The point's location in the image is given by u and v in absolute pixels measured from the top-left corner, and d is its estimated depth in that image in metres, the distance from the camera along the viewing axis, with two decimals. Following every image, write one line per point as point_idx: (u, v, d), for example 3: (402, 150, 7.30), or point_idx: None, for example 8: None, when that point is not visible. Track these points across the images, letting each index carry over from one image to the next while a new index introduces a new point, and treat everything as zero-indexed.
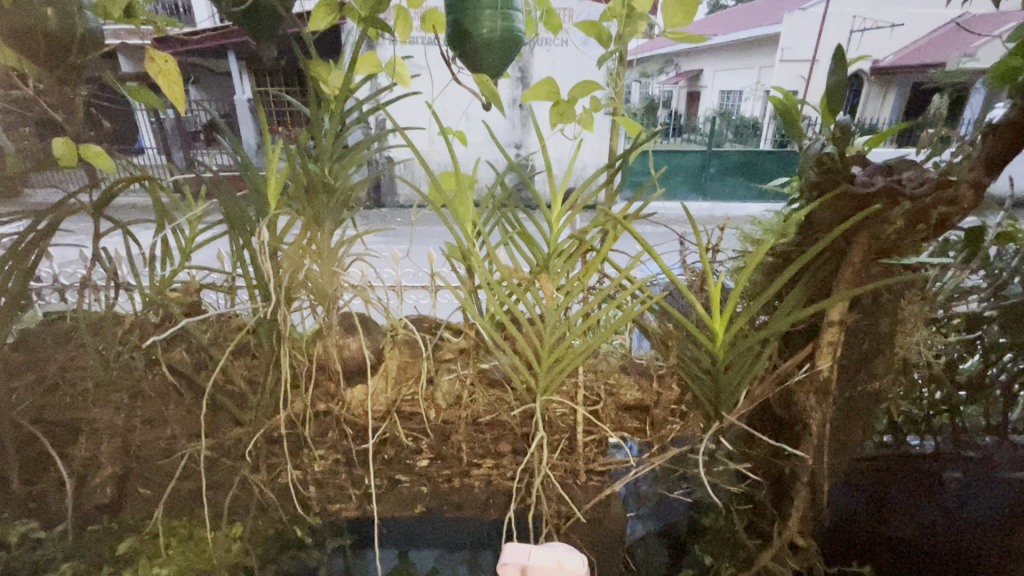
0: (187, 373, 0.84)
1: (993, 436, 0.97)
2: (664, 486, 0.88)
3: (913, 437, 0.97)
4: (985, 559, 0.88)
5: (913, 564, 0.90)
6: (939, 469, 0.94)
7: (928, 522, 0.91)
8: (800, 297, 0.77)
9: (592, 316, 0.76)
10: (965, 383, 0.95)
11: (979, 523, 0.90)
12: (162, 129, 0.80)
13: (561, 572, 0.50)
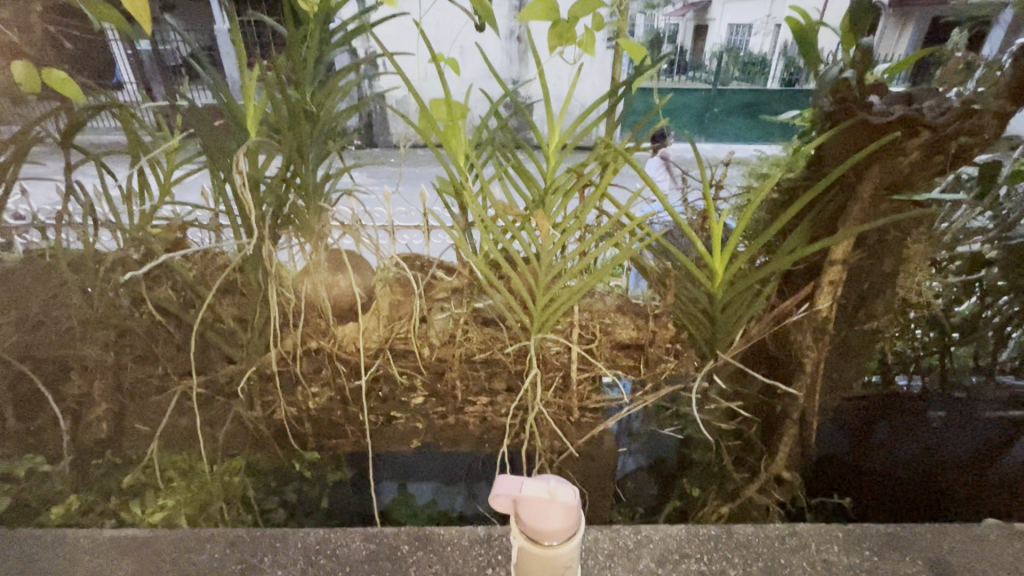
0: (174, 312, 0.81)
1: (979, 376, 0.97)
2: (656, 423, 0.88)
3: (901, 377, 0.95)
4: (955, 491, 0.93)
5: (888, 495, 0.94)
6: (924, 408, 0.96)
7: (907, 457, 0.94)
8: (805, 234, 0.74)
9: (589, 254, 0.74)
10: (959, 324, 0.93)
11: (954, 456, 0.95)
12: (139, 61, 0.72)
13: (552, 505, 0.47)
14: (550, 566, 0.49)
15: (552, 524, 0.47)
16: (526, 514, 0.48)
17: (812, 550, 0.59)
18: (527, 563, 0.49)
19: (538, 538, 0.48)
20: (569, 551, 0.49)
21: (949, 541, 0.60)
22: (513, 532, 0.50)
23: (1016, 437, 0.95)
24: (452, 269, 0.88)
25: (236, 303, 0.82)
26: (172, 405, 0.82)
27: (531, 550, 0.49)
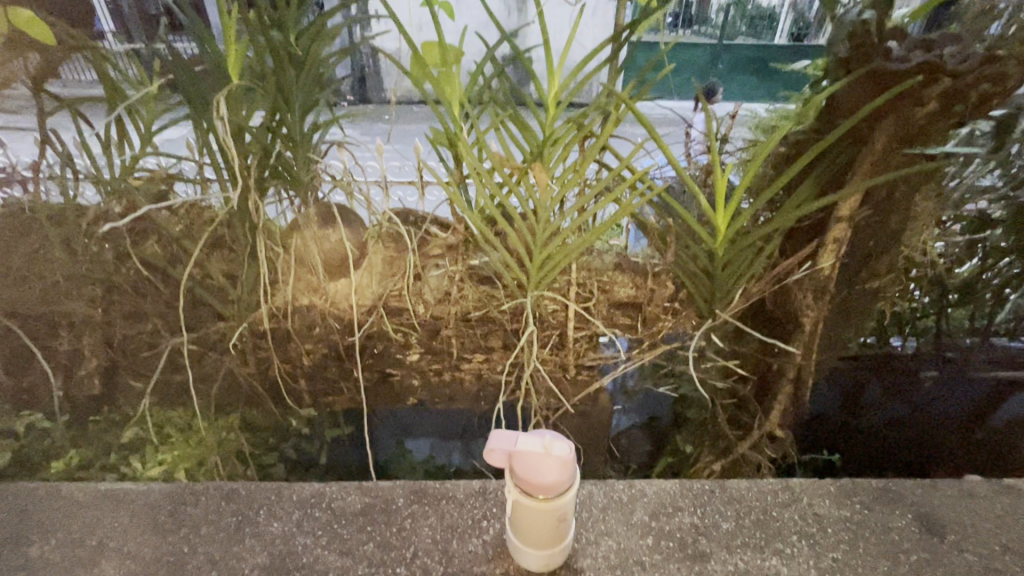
0: (161, 267, 0.79)
1: (976, 337, 0.95)
2: (651, 380, 0.87)
3: (896, 339, 0.92)
4: (938, 447, 0.96)
5: (876, 452, 0.96)
6: (917, 368, 0.95)
7: (897, 416, 0.95)
8: (812, 190, 0.72)
9: (589, 211, 0.71)
10: (956, 287, 0.89)
11: (940, 416, 0.96)
12: (120, 9, 0.66)
13: (547, 459, 0.47)
14: (543, 516, 0.49)
15: (546, 478, 0.47)
16: (521, 468, 0.48)
17: (804, 503, 0.59)
18: (520, 513, 0.50)
19: (531, 491, 0.48)
20: (562, 504, 0.49)
21: (940, 496, 0.60)
22: (507, 483, 0.50)
23: (1001, 397, 0.96)
24: (446, 224, 0.83)
25: (224, 259, 0.79)
26: (164, 361, 0.81)
27: (525, 501, 0.49)
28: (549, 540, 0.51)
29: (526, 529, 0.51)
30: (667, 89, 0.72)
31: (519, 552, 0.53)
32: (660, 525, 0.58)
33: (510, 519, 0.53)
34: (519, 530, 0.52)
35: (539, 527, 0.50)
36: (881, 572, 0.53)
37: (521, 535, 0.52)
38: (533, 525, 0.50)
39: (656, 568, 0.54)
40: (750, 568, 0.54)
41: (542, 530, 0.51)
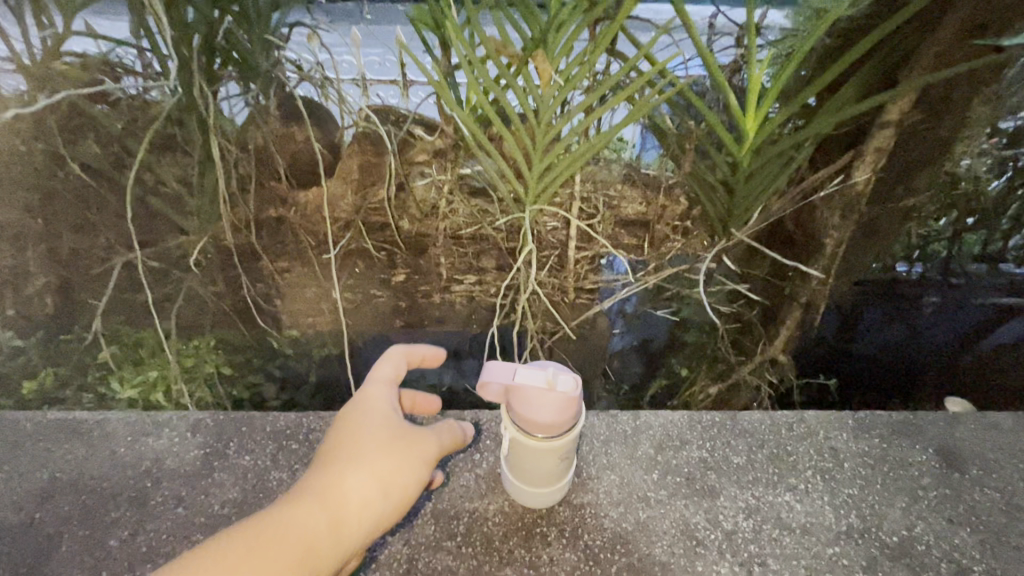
0: (104, 171, 0.68)
1: (981, 264, 0.87)
2: (651, 304, 0.82)
3: (901, 264, 0.85)
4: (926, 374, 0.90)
5: (867, 378, 0.89)
6: (921, 293, 0.87)
7: (893, 340, 0.89)
8: (856, 90, 0.63)
9: (598, 111, 0.61)
10: (980, 209, 0.80)
11: (937, 341, 0.90)
12: None
13: (550, 395, 0.41)
14: (542, 454, 0.45)
15: (547, 415, 0.42)
16: (518, 405, 0.43)
17: (821, 437, 0.57)
18: (518, 450, 0.46)
19: (530, 429, 0.43)
20: (564, 442, 0.44)
21: (962, 429, 0.59)
22: (505, 420, 0.45)
23: (1002, 320, 0.89)
24: (434, 126, 0.71)
25: (175, 163, 0.68)
26: (117, 279, 0.73)
27: (524, 439, 0.44)
28: (548, 477, 0.48)
29: (524, 466, 0.47)
30: None
31: (515, 488, 0.50)
32: (667, 459, 0.55)
33: (506, 455, 0.49)
34: (516, 467, 0.48)
35: (539, 465, 0.46)
36: (898, 508, 0.51)
37: (519, 474, 0.48)
38: (532, 464, 0.46)
39: (662, 504, 0.51)
40: (762, 505, 0.51)
41: (541, 469, 0.47)
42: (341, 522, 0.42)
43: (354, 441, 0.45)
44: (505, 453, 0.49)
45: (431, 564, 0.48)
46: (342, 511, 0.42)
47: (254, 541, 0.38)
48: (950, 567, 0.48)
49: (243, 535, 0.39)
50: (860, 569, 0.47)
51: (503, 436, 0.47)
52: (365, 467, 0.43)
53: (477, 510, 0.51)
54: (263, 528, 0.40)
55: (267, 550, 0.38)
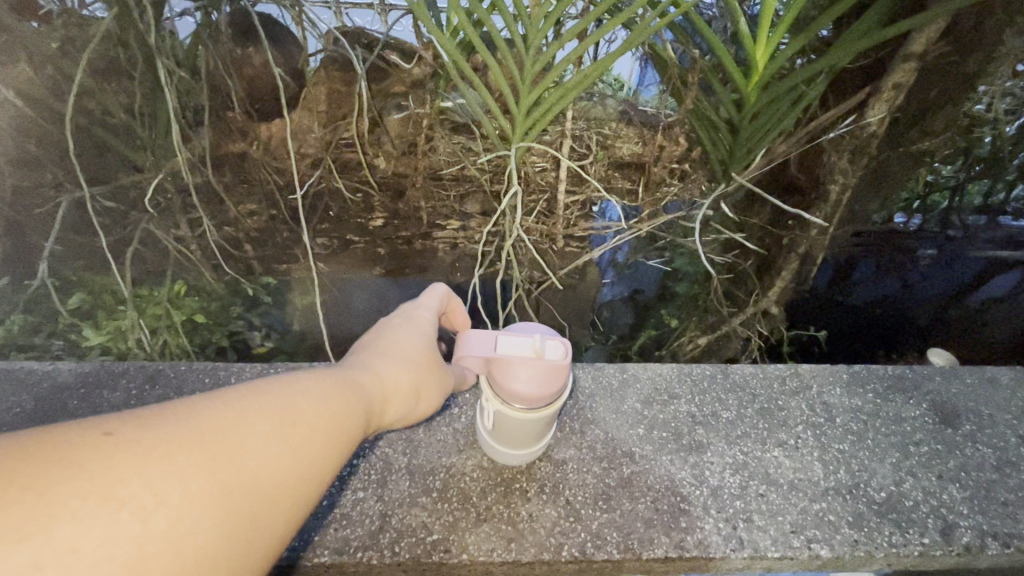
0: (42, 99, 0.61)
1: (982, 215, 0.87)
2: (643, 254, 0.79)
3: (899, 215, 0.83)
4: (918, 325, 0.85)
5: (864, 332, 0.83)
6: (916, 246, 0.85)
7: (887, 293, 0.85)
8: (880, 17, 0.57)
9: (593, 34, 0.55)
10: (983, 158, 0.80)
11: (929, 294, 0.86)
12: None
13: (539, 365, 0.39)
14: (531, 426, 0.43)
15: (537, 388, 0.39)
16: (505, 378, 0.40)
17: (813, 392, 0.57)
18: (505, 424, 0.44)
19: (517, 403, 0.41)
20: (553, 413, 0.42)
21: (959, 385, 0.59)
22: (489, 394, 0.42)
23: (990, 275, 0.86)
24: (412, 53, 0.65)
25: (123, 90, 0.62)
26: (63, 220, 0.67)
27: (511, 414, 0.42)
28: (535, 441, 0.46)
29: (510, 434, 0.45)
30: None
31: (499, 456, 0.48)
32: (654, 414, 0.54)
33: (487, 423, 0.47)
34: (499, 435, 0.46)
35: (526, 434, 0.45)
36: (889, 464, 0.51)
37: (503, 441, 0.46)
38: (518, 434, 0.45)
39: (647, 459, 0.51)
40: (749, 460, 0.51)
41: (527, 436, 0.45)
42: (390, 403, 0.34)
43: (417, 342, 0.38)
44: (485, 420, 0.47)
45: (404, 521, 0.46)
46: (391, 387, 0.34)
47: (315, 384, 0.29)
48: (937, 523, 0.47)
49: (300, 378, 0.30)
50: (846, 524, 0.47)
51: (486, 411, 0.44)
52: (417, 362, 0.37)
53: (455, 465, 0.50)
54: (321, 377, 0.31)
55: (331, 398, 0.29)
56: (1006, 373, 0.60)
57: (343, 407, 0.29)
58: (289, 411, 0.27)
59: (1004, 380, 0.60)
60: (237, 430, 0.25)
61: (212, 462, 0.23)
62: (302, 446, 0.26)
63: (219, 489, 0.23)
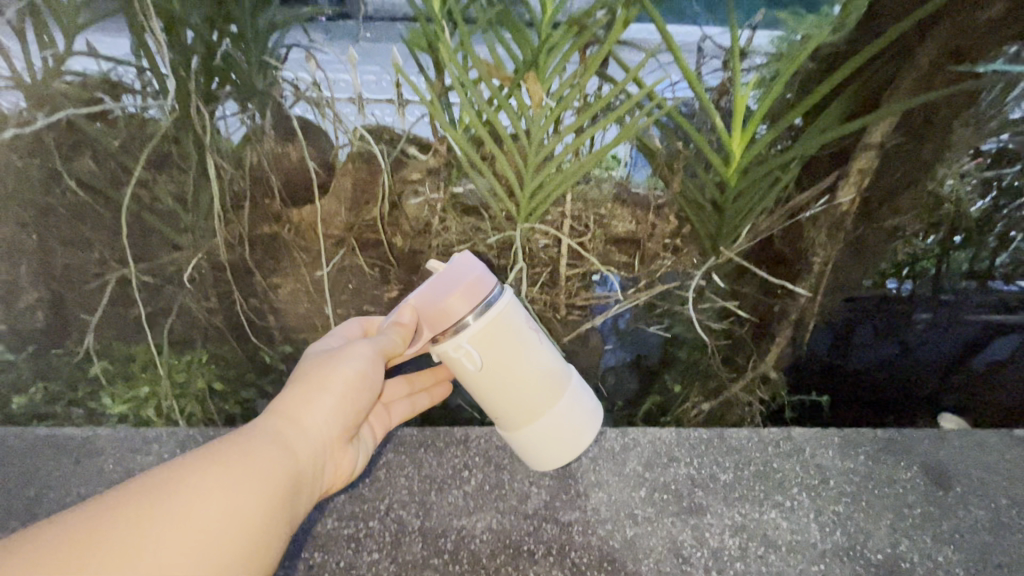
0: (100, 187, 0.69)
1: (972, 281, 0.83)
2: (643, 321, 0.83)
3: (891, 281, 0.81)
4: (922, 387, 0.90)
5: (866, 392, 0.90)
6: (910, 310, 0.84)
7: (886, 357, 0.87)
8: (841, 114, 0.65)
9: (589, 129, 0.65)
10: (964, 228, 0.76)
11: (928, 357, 0.87)
12: None
13: (442, 276, 0.49)
14: (504, 326, 0.50)
15: (460, 285, 0.48)
16: (432, 308, 0.48)
17: (806, 455, 0.59)
18: (489, 349, 0.50)
19: (466, 312, 0.48)
20: (503, 306, 0.50)
21: (950, 448, 0.61)
22: (453, 339, 0.49)
23: (990, 337, 0.86)
24: (428, 145, 0.72)
25: (173, 180, 0.69)
26: (110, 296, 0.74)
27: (477, 329, 0.49)
28: (556, 373, 0.54)
29: (532, 384, 0.53)
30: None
31: (569, 433, 0.55)
32: (655, 476, 0.58)
33: (521, 412, 0.53)
34: (534, 398, 0.53)
35: (517, 348, 0.51)
36: (884, 526, 0.53)
37: (496, 377, 0.51)
38: (502, 356, 0.50)
39: (649, 522, 0.54)
40: (748, 522, 0.53)
41: (501, 355, 0.50)
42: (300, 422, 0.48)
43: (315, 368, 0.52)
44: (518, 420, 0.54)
45: None
46: (296, 423, 0.48)
47: (230, 445, 0.43)
48: None
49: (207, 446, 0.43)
50: None
51: (465, 361, 0.50)
52: (311, 382, 0.51)
53: (465, 527, 0.54)
54: (223, 441, 0.44)
55: (240, 449, 0.43)
56: (994, 436, 0.63)
57: (250, 451, 0.43)
58: (207, 475, 0.40)
59: (992, 443, 0.63)
60: (174, 493, 0.38)
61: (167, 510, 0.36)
62: (225, 482, 0.40)
63: (168, 529, 0.36)
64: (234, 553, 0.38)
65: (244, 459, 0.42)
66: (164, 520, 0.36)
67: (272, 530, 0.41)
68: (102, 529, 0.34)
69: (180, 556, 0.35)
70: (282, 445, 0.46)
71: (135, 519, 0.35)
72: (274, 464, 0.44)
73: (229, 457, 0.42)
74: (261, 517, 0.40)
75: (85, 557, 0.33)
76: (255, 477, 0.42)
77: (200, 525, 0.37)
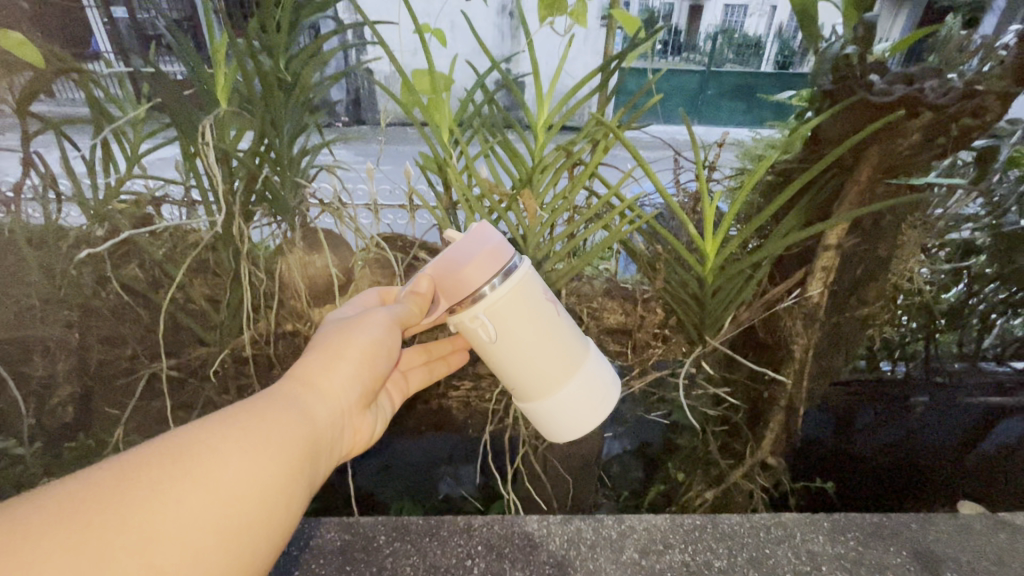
0: (141, 291, 0.77)
1: (964, 362, 0.91)
2: (642, 409, 0.89)
3: (885, 363, 0.90)
4: (938, 473, 0.91)
5: (874, 480, 0.92)
6: (906, 393, 0.90)
7: (890, 442, 0.91)
8: (798, 221, 0.73)
9: (579, 236, 0.73)
10: (946, 312, 0.86)
11: (934, 442, 0.91)
12: (116, 30, 0.66)
13: (460, 247, 0.54)
14: (518, 297, 0.54)
15: (477, 256, 0.53)
16: (449, 279, 0.54)
17: (797, 540, 0.62)
18: (503, 320, 0.55)
19: (483, 281, 0.53)
20: (520, 276, 0.55)
21: (936, 532, 0.65)
22: (472, 308, 0.54)
23: (994, 421, 0.90)
24: (435, 250, 0.85)
25: (209, 283, 0.79)
26: (142, 389, 0.81)
27: (493, 299, 0.54)
28: (568, 342, 0.59)
29: (546, 353, 0.58)
30: (657, 114, 0.78)
31: (580, 400, 0.60)
32: (651, 564, 0.60)
33: (535, 380, 0.59)
34: (546, 367, 0.58)
35: (530, 318, 0.56)
36: None
37: (511, 347, 0.56)
38: (516, 325, 0.55)
39: None
40: None
41: (515, 326, 0.55)
42: (318, 388, 0.54)
43: (337, 336, 0.58)
44: (532, 388, 0.59)
45: None
46: (314, 388, 0.54)
47: (247, 408, 0.48)
48: None
49: (226, 411, 0.47)
50: None
51: (481, 328, 0.55)
52: (331, 348, 0.57)
53: None
54: (241, 405, 0.48)
55: (258, 412, 0.48)
56: (978, 519, 0.67)
57: (266, 414, 0.48)
58: (226, 435, 0.45)
59: (976, 527, 0.66)
60: (194, 453, 0.42)
61: (187, 468, 0.41)
62: (243, 442, 0.45)
63: (187, 485, 0.40)
64: (258, 505, 0.43)
65: (262, 423, 0.47)
66: (188, 479, 0.41)
67: (293, 484, 0.46)
68: (124, 488, 0.39)
69: (201, 510, 0.40)
70: (301, 409, 0.51)
71: (158, 479, 0.40)
72: (293, 428, 0.49)
73: (246, 421, 0.47)
74: (281, 473, 0.45)
75: (114, 515, 0.38)
76: (272, 439, 0.46)
77: (221, 482, 0.42)
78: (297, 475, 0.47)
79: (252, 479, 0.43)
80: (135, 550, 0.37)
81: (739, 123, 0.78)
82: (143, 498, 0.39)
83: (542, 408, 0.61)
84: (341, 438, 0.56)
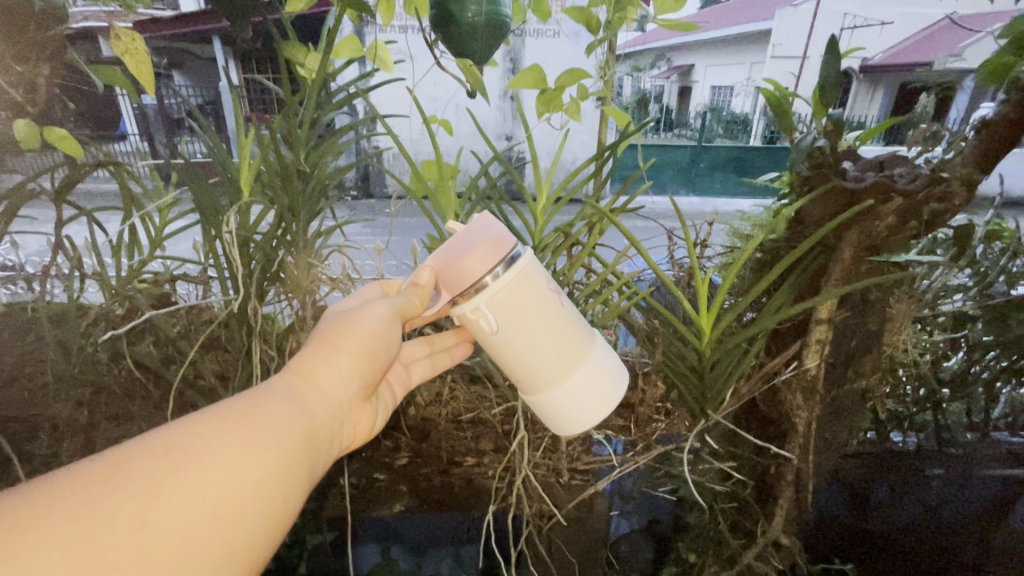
0: (152, 368, 0.80)
1: (974, 433, 0.91)
2: (649, 484, 0.89)
3: (895, 433, 0.90)
4: (964, 551, 0.88)
5: (898, 560, 0.89)
6: (922, 467, 0.88)
7: (908, 520, 0.88)
8: (788, 297, 0.75)
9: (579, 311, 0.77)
10: (949, 380, 0.88)
11: (955, 516, 0.88)
12: (144, 116, 0.74)
13: (461, 239, 0.55)
14: (520, 285, 0.55)
15: (477, 245, 0.54)
16: (450, 269, 0.55)
17: None
18: (505, 309, 0.55)
19: (483, 271, 0.54)
20: (521, 265, 0.56)
21: None
22: (473, 299, 0.55)
23: (1015, 494, 0.87)
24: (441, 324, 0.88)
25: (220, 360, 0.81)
26: None
27: (495, 289, 0.55)
28: (574, 332, 0.60)
29: (551, 343, 0.58)
30: (660, 182, 0.82)
31: (586, 391, 0.60)
32: None
33: (540, 371, 0.59)
34: (551, 359, 0.59)
35: (534, 306, 0.56)
36: None
37: (516, 339, 0.57)
38: (519, 315, 0.56)
39: None
40: None
41: (518, 316, 0.56)
42: (316, 381, 0.55)
43: (336, 329, 0.59)
44: (538, 381, 0.60)
45: None
46: (312, 382, 0.54)
47: (243, 401, 0.48)
48: None
49: (223, 404, 0.47)
50: None
51: (484, 319, 0.56)
52: (331, 342, 0.57)
53: None
54: (239, 398, 0.48)
55: (254, 405, 0.48)
56: None
57: (263, 407, 0.48)
58: (222, 428, 0.44)
59: None
60: (192, 446, 0.42)
61: (184, 462, 0.41)
62: (240, 435, 0.44)
63: (185, 479, 0.40)
64: (258, 498, 0.42)
65: (260, 414, 0.47)
66: (182, 471, 0.40)
67: (292, 475, 0.46)
68: (118, 483, 0.38)
69: (201, 503, 0.39)
70: (299, 401, 0.51)
71: (152, 473, 0.39)
72: (292, 419, 0.49)
73: (244, 413, 0.46)
74: (280, 465, 0.45)
75: (105, 509, 0.37)
76: (269, 431, 0.46)
77: (220, 474, 0.41)
78: (296, 464, 0.47)
79: (251, 471, 0.43)
80: (126, 542, 0.36)
81: (726, 197, 0.85)
82: (135, 490, 0.38)
83: (549, 401, 0.61)
84: (339, 429, 0.57)
